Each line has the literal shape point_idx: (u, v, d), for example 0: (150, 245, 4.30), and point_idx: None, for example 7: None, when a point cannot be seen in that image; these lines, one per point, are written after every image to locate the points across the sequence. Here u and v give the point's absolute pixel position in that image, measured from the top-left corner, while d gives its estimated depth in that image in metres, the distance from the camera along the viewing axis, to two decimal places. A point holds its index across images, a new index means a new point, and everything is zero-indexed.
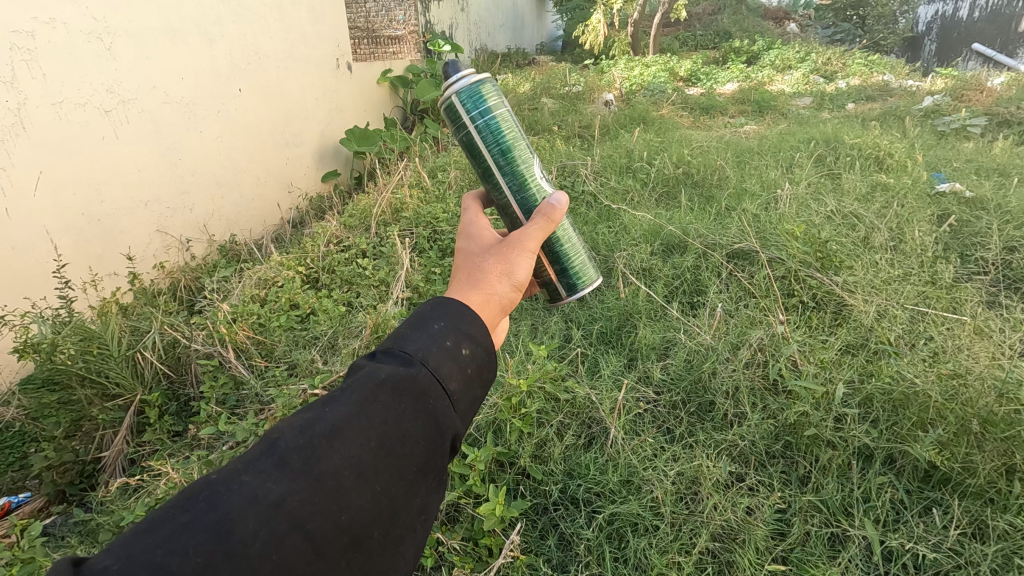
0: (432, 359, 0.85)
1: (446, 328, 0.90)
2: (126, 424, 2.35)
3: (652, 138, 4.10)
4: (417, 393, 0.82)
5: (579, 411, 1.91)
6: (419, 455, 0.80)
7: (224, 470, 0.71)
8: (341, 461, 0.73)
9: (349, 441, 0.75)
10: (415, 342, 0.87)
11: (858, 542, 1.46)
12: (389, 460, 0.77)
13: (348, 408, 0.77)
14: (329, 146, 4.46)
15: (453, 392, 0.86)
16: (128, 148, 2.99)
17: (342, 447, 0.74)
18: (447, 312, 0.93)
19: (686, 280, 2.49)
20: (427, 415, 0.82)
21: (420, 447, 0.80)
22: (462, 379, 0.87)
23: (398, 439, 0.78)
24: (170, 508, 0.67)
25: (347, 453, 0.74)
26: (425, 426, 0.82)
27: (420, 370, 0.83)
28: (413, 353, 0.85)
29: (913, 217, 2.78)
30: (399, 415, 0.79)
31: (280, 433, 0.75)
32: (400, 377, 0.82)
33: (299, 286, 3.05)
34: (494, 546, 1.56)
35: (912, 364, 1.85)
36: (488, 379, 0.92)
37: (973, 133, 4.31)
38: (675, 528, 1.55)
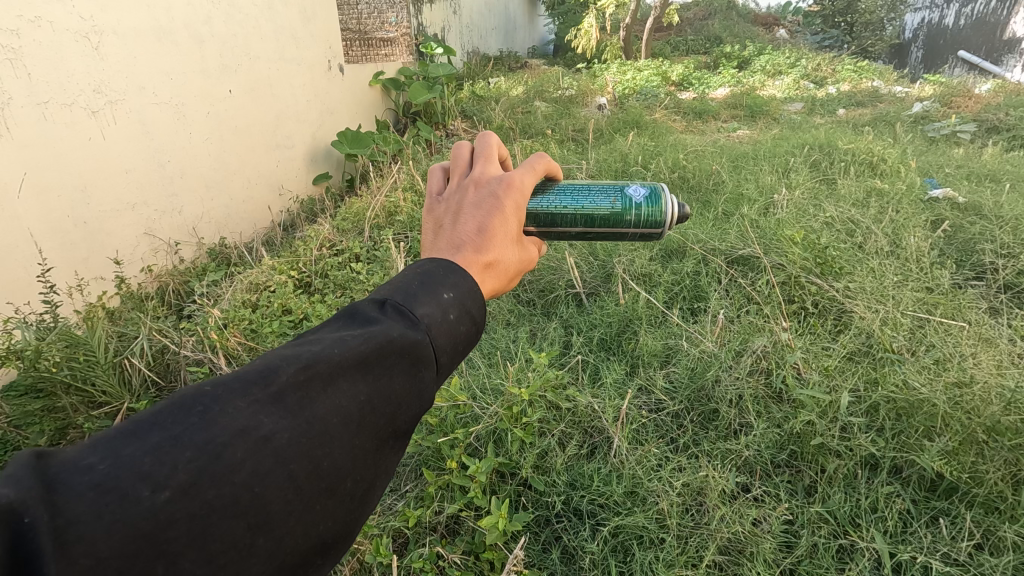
0: (436, 329, 0.83)
1: (454, 299, 0.87)
2: (112, 430, 2.19)
3: (646, 142, 4.09)
4: (415, 358, 0.79)
5: (581, 420, 1.88)
6: (398, 421, 0.78)
7: (217, 385, 0.66)
8: (333, 410, 0.70)
9: (345, 392, 0.72)
10: (425, 306, 0.83)
11: (868, 554, 1.43)
12: (374, 417, 0.74)
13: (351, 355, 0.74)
14: (321, 149, 4.42)
15: (442, 367, 0.84)
16: (116, 149, 2.92)
17: (335, 394, 0.71)
18: (458, 281, 0.90)
19: (686, 286, 2.47)
20: (417, 384, 0.79)
21: (403, 412, 0.78)
22: (451, 354, 0.86)
23: (387, 398, 0.76)
24: (156, 414, 0.62)
25: (339, 403, 0.71)
26: (413, 393, 0.79)
27: (424, 337, 0.80)
28: (421, 317, 0.82)
29: (909, 222, 2.78)
30: (394, 378, 0.77)
31: (280, 365, 0.70)
32: (406, 339, 0.78)
33: (292, 290, 2.99)
34: (495, 561, 1.51)
35: (916, 371, 1.84)
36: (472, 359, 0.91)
37: (963, 139, 4.33)
38: (681, 540, 1.52)
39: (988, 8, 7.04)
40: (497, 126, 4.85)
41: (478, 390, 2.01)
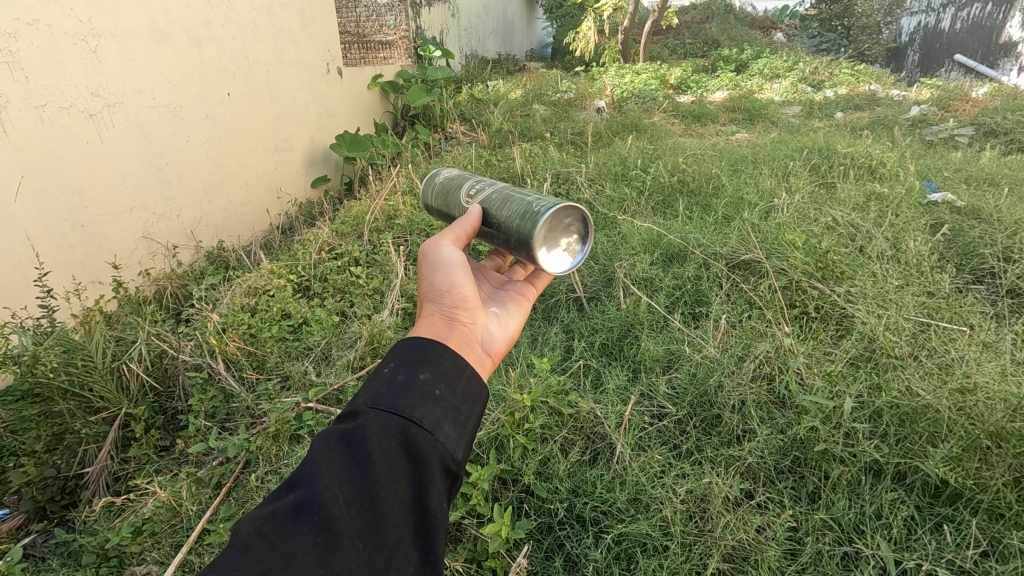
0: (383, 400, 0.92)
1: (393, 369, 0.98)
2: (110, 437, 2.26)
3: (645, 145, 4.09)
4: (375, 431, 0.87)
5: (582, 426, 1.87)
6: (397, 492, 0.84)
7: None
8: (314, 529, 0.77)
9: (318, 504, 0.78)
10: (363, 397, 0.94)
11: (872, 562, 1.42)
12: (362, 508, 0.81)
13: (310, 473, 0.82)
14: (319, 152, 4.40)
15: (417, 418, 0.90)
16: (113, 153, 2.90)
17: (311, 514, 0.78)
18: (396, 356, 1.02)
19: (688, 290, 2.46)
20: (395, 451, 0.87)
21: (393, 482, 0.84)
22: (424, 406, 0.93)
23: (368, 486, 0.82)
24: None
25: (315, 521, 0.77)
26: (396, 461, 0.86)
27: (368, 417, 0.89)
28: (362, 405, 0.92)
29: (908, 226, 2.79)
30: (362, 463, 0.84)
31: (242, 525, 0.77)
32: (352, 430, 0.88)
33: (291, 295, 2.98)
34: (498, 569, 1.51)
35: (919, 377, 1.84)
36: (454, 402, 0.97)
37: (960, 143, 4.35)
38: (685, 548, 1.51)
39: (984, 12, 7.05)
40: (496, 129, 4.85)
41: None
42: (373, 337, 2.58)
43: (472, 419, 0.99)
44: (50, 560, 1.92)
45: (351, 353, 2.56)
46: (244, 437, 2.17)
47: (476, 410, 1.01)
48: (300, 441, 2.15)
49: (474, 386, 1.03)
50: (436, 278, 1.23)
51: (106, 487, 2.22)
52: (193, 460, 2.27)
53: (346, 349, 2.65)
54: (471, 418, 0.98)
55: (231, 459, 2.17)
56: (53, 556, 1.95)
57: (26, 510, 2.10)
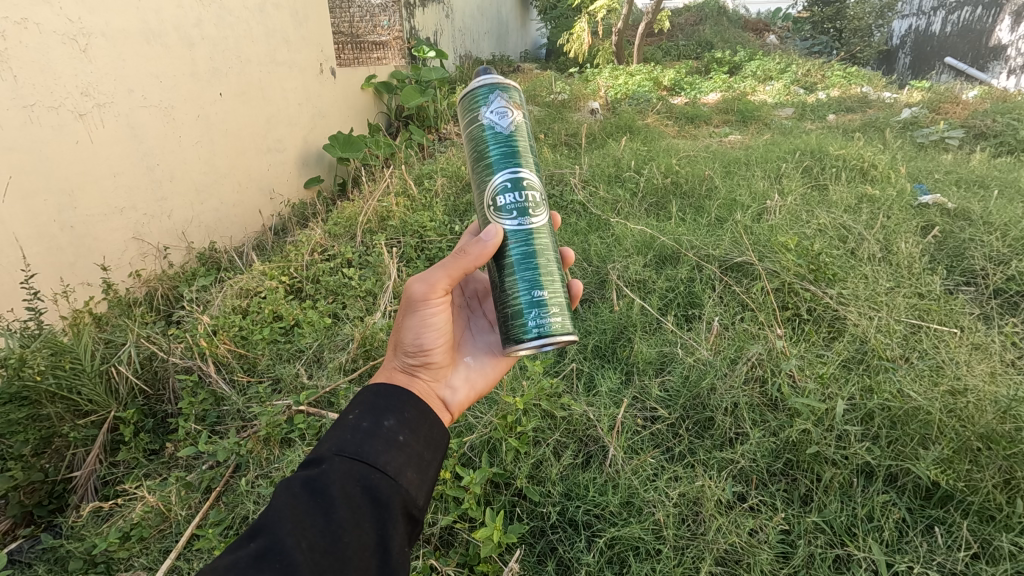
0: (348, 447, 0.99)
1: (358, 417, 1.05)
2: (99, 441, 2.24)
3: (639, 147, 4.10)
4: (338, 478, 0.94)
5: (575, 429, 1.86)
6: (358, 536, 0.90)
7: None
8: (276, 574, 0.82)
9: (281, 550, 0.84)
10: (328, 443, 1.01)
11: (864, 565, 1.42)
12: (325, 553, 0.86)
13: (272, 521, 0.88)
14: (312, 153, 4.38)
15: (381, 463, 0.98)
16: (104, 154, 2.88)
17: (273, 560, 0.83)
18: (361, 403, 1.09)
19: (680, 292, 2.46)
20: (359, 496, 0.94)
21: (355, 526, 0.91)
22: (387, 451, 1.00)
23: (332, 531, 0.88)
24: None
25: (278, 567, 0.82)
26: (358, 506, 0.93)
27: (333, 463, 0.96)
28: (327, 451, 0.99)
29: (900, 228, 2.80)
30: (326, 508, 0.90)
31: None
32: (315, 475, 0.94)
33: (283, 296, 2.96)
34: (489, 573, 1.50)
35: (910, 379, 1.84)
36: (417, 447, 1.05)
37: (950, 145, 4.38)
38: (678, 552, 1.50)
39: (974, 16, 7.11)
40: None
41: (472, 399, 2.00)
42: (366, 339, 2.57)
43: (434, 462, 1.07)
44: (36, 566, 1.90)
45: (343, 355, 2.56)
46: (234, 440, 2.15)
47: (438, 453, 1.10)
48: (291, 445, 2.14)
49: (437, 430, 1.12)
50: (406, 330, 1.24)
51: (95, 492, 2.21)
52: (183, 464, 2.26)
53: (338, 351, 2.63)
54: (433, 463, 1.07)
55: (221, 462, 2.15)
56: (40, 562, 1.93)
57: (13, 515, 2.07)
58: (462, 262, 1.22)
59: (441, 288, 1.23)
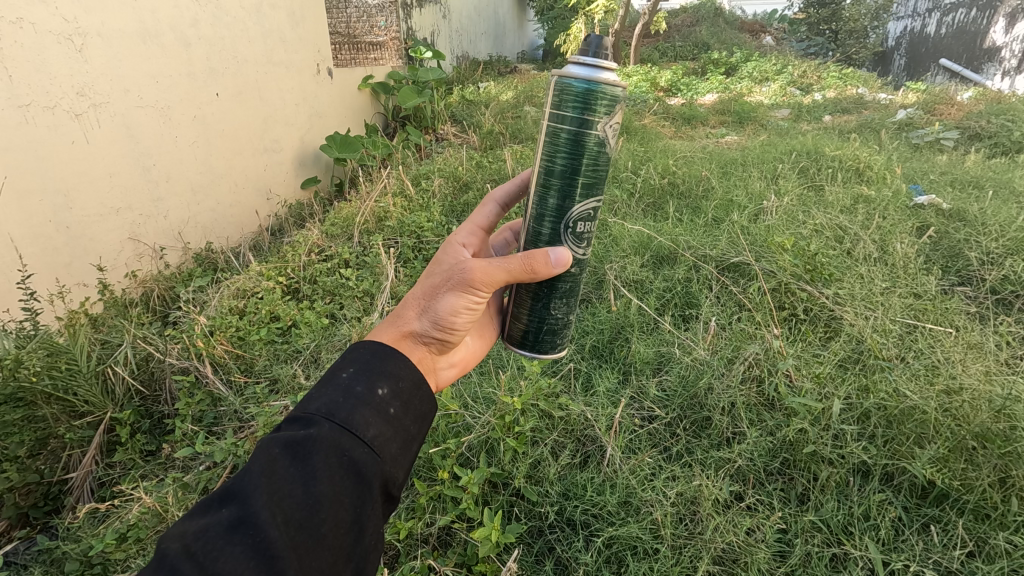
0: (338, 413, 0.97)
1: (352, 378, 1.03)
2: (95, 442, 2.23)
3: (636, 147, 4.11)
4: (324, 448, 0.92)
5: (573, 428, 1.87)
6: (336, 514, 0.90)
7: None
8: (247, 548, 0.82)
9: (255, 522, 0.84)
10: (317, 403, 0.99)
11: (860, 564, 1.43)
12: (299, 527, 0.86)
13: (248, 487, 0.87)
14: (309, 153, 4.37)
15: (370, 437, 0.97)
16: (99, 153, 2.87)
17: (246, 532, 0.83)
18: (357, 361, 1.07)
19: (677, 293, 2.47)
20: (342, 468, 0.92)
21: (334, 501, 0.90)
22: (376, 424, 0.99)
23: (309, 507, 0.88)
24: None
25: (250, 542, 0.82)
26: (340, 480, 0.92)
27: (320, 429, 0.94)
28: (315, 413, 0.97)
29: (895, 228, 2.82)
30: (306, 479, 0.89)
31: (172, 541, 0.82)
32: (300, 438, 0.93)
33: (280, 297, 2.95)
34: (488, 572, 1.50)
35: (906, 378, 1.85)
36: (405, 421, 1.04)
37: (946, 146, 4.40)
38: (676, 551, 1.51)
39: (969, 18, 7.15)
40: (487, 131, 4.84)
41: (470, 399, 2.00)
42: (363, 339, 2.57)
43: (419, 438, 1.07)
44: (32, 568, 1.90)
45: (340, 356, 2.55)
46: (231, 441, 2.15)
47: (424, 425, 1.09)
48: None
49: (427, 404, 1.10)
50: (439, 302, 1.21)
51: (91, 493, 2.20)
52: (179, 465, 2.25)
53: (335, 351, 2.63)
54: (418, 437, 1.07)
55: (218, 463, 2.15)
56: (36, 564, 1.92)
57: (9, 516, 2.08)
58: (527, 274, 1.25)
59: (496, 282, 1.22)
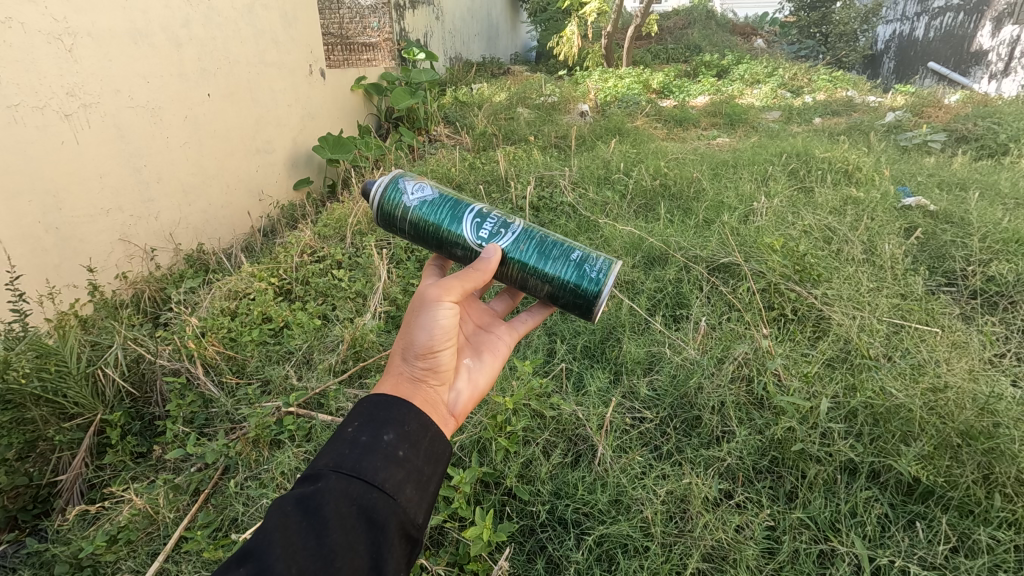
0: (346, 462, 0.98)
1: (358, 428, 1.05)
2: (86, 443, 2.22)
3: (628, 149, 4.13)
4: (334, 496, 0.93)
5: (565, 428, 1.88)
6: (352, 561, 0.90)
7: None
8: None
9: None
10: (326, 457, 1.00)
11: (848, 560, 1.45)
12: None
13: (263, 544, 0.87)
14: (302, 154, 4.36)
15: (380, 482, 0.97)
16: (90, 154, 2.86)
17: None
18: (360, 412, 1.09)
19: (668, 293, 2.49)
20: (355, 517, 0.93)
21: (348, 550, 0.90)
22: (386, 468, 0.99)
23: (323, 558, 0.88)
24: None
25: None
26: (353, 528, 0.92)
27: (330, 480, 0.95)
28: (324, 466, 0.98)
29: (883, 229, 2.85)
30: (320, 530, 0.90)
31: None
32: (310, 492, 0.93)
33: (272, 298, 2.95)
34: (480, 572, 1.52)
35: (892, 376, 1.88)
36: (416, 463, 1.04)
37: (933, 148, 4.46)
38: (666, 548, 1.52)
39: (957, 22, 7.23)
40: (480, 132, 4.86)
41: None
42: (356, 340, 2.58)
43: (433, 478, 1.07)
44: (21, 571, 1.88)
45: (333, 356, 2.56)
46: (223, 442, 2.15)
47: (437, 467, 1.10)
48: (281, 446, 2.14)
49: (438, 444, 1.11)
50: (414, 334, 1.25)
51: (81, 496, 2.18)
52: (171, 466, 2.24)
53: (327, 352, 2.64)
54: (433, 477, 1.07)
55: (210, 464, 2.14)
56: (24, 566, 1.91)
57: None
58: (473, 277, 1.36)
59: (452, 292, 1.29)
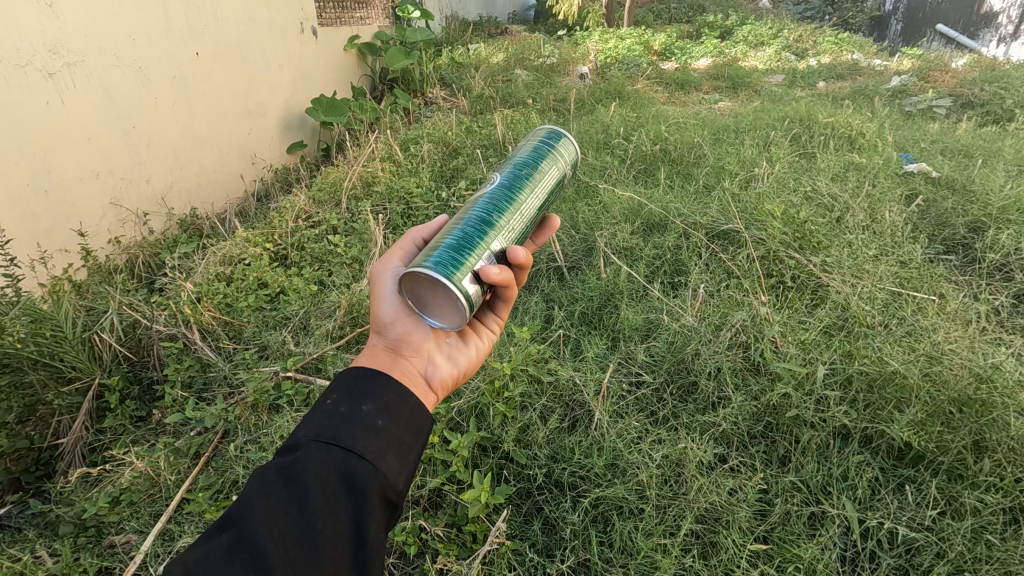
0: (325, 432, 0.99)
1: (337, 399, 1.05)
2: (85, 408, 2.23)
3: (628, 113, 4.04)
4: (314, 465, 0.94)
5: (562, 394, 1.89)
6: (333, 526, 0.91)
7: None
8: (247, 569, 0.83)
9: (251, 542, 0.85)
10: (305, 428, 1.00)
11: (837, 521, 1.49)
12: (297, 543, 0.87)
13: (245, 512, 0.88)
14: (294, 116, 4.25)
15: (359, 448, 0.98)
16: (77, 115, 2.78)
17: (244, 552, 0.84)
18: (338, 385, 1.10)
19: (667, 260, 2.46)
20: (334, 483, 0.93)
21: (328, 513, 0.91)
22: (365, 436, 1.00)
23: (303, 521, 0.89)
24: None
25: (250, 560, 0.83)
26: (333, 494, 0.93)
27: (309, 449, 0.96)
28: (304, 437, 0.99)
29: (884, 196, 2.82)
30: (299, 497, 0.90)
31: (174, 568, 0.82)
32: (289, 462, 0.94)
33: (268, 264, 2.92)
34: (478, 533, 1.55)
35: (888, 345, 1.89)
36: (397, 432, 1.04)
37: (937, 114, 4.38)
38: (660, 510, 1.56)
39: None
40: (477, 95, 4.74)
41: None
42: (353, 307, 2.58)
43: (415, 447, 1.07)
44: (27, 531, 1.92)
45: (330, 322, 2.56)
46: (222, 406, 2.16)
47: (420, 437, 1.09)
48: (280, 411, 2.16)
49: (419, 414, 1.11)
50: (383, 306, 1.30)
51: (82, 458, 2.20)
52: (171, 430, 2.26)
53: (324, 318, 2.63)
54: (416, 446, 1.07)
55: (209, 428, 2.17)
56: (30, 526, 1.95)
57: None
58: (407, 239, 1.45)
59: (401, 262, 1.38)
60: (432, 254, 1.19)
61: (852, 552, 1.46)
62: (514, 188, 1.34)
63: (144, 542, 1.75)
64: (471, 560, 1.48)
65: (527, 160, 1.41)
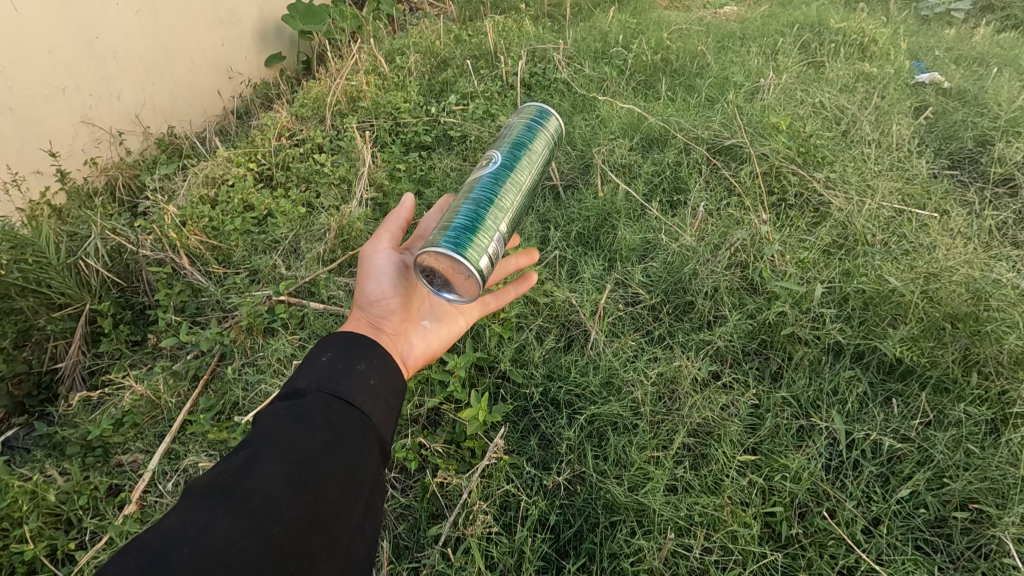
0: (325, 385, 1.13)
1: (332, 357, 1.21)
2: (78, 334, 2.23)
3: (628, 18, 3.77)
4: (318, 406, 1.07)
5: (558, 314, 1.88)
6: (340, 453, 1.02)
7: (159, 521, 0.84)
8: (267, 478, 0.92)
9: (269, 460, 0.95)
10: (306, 380, 1.14)
11: (824, 433, 1.55)
12: (310, 463, 0.97)
13: (262, 439, 0.99)
14: (270, 24, 3.85)
15: (354, 402, 1.13)
16: (31, 23, 2.56)
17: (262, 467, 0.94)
18: (331, 346, 1.25)
19: (667, 178, 2.37)
20: (336, 422, 1.06)
21: (335, 443, 1.02)
22: (358, 391, 1.15)
23: (314, 446, 0.99)
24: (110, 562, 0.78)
25: (269, 471, 0.93)
26: (337, 429, 1.05)
27: (312, 395, 1.10)
28: (305, 387, 1.12)
29: (893, 109, 2.70)
30: (309, 428, 1.02)
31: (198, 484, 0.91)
32: (297, 404, 1.07)
33: (252, 185, 2.81)
34: (476, 448, 1.61)
35: (888, 263, 1.87)
36: (383, 391, 1.20)
37: (955, 18, 4.12)
38: (653, 425, 1.60)
39: None
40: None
41: None
42: (343, 229, 2.51)
43: (396, 407, 1.23)
44: (36, 451, 1.97)
45: (320, 246, 2.50)
46: (217, 330, 2.14)
47: (400, 401, 1.25)
48: (275, 334, 2.15)
49: (399, 382, 1.28)
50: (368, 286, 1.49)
51: (83, 382, 2.23)
52: (168, 353, 2.27)
53: (315, 242, 2.57)
54: (397, 405, 1.23)
55: (206, 351, 2.16)
56: (39, 447, 2.00)
57: (5, 405, 2.12)
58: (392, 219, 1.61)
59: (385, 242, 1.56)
60: (446, 232, 1.25)
61: (835, 461, 1.53)
62: (512, 167, 1.45)
63: (151, 462, 1.80)
64: (470, 474, 1.55)
65: (521, 139, 1.51)
